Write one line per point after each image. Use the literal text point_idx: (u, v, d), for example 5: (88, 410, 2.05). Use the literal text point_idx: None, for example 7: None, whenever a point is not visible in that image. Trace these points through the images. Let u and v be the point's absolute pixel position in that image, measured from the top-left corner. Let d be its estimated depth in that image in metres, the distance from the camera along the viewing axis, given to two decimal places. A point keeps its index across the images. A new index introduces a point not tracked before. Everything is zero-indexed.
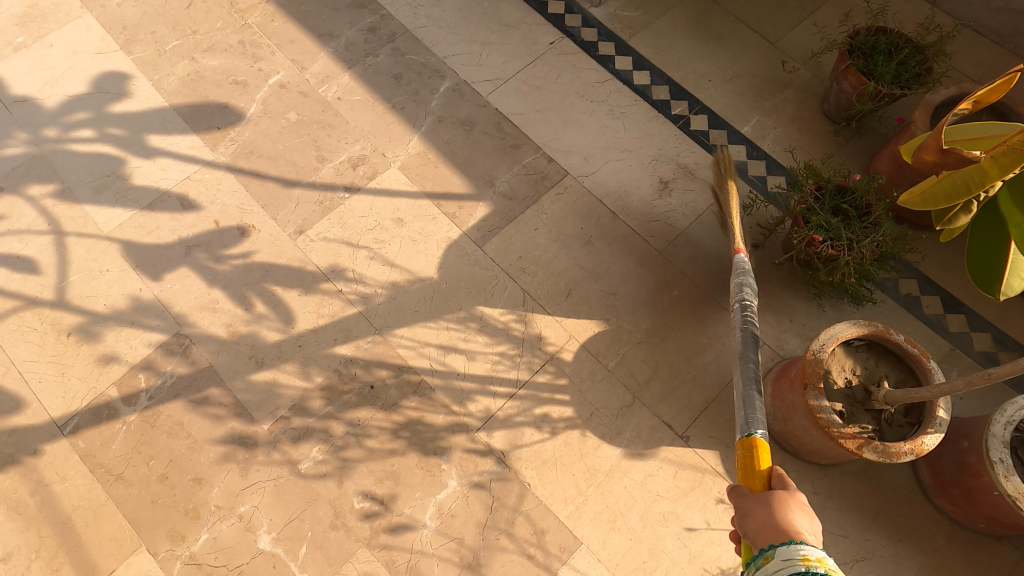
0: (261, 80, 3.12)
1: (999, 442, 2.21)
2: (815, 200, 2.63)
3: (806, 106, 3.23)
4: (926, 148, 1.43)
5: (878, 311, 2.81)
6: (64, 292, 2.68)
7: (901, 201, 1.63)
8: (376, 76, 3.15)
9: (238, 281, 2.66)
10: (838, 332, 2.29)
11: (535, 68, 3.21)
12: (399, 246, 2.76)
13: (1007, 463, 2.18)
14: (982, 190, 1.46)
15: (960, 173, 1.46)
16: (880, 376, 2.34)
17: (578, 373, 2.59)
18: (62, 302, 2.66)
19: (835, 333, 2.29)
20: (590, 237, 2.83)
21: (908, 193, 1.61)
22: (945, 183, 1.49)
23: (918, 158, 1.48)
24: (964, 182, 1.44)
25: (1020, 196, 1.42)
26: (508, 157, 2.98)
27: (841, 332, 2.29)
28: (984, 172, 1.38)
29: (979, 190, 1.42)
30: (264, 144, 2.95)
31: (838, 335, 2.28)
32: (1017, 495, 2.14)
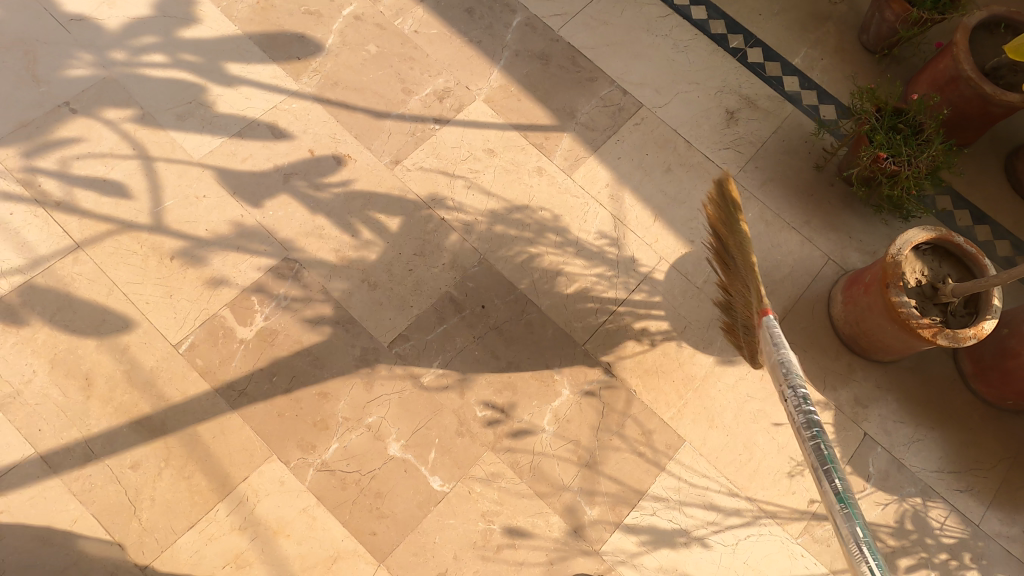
0: (335, 11, 3.05)
1: None
2: (876, 120, 2.81)
3: (845, 35, 3.38)
4: None
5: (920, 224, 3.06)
6: (161, 217, 2.62)
7: None
8: (448, 11, 3.16)
9: (341, 209, 2.73)
10: (914, 234, 2.50)
11: (600, 3, 3.27)
12: (493, 175, 2.89)
13: None
14: None
15: None
16: (947, 275, 2.58)
17: (670, 291, 2.80)
18: (160, 227, 2.61)
19: (911, 236, 2.50)
20: (670, 164, 3.02)
21: None
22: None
23: None
24: None
25: None
26: (586, 89, 3.11)
27: (915, 234, 2.50)
28: None
29: None
30: (348, 77, 2.95)
31: (914, 237, 2.50)
32: None
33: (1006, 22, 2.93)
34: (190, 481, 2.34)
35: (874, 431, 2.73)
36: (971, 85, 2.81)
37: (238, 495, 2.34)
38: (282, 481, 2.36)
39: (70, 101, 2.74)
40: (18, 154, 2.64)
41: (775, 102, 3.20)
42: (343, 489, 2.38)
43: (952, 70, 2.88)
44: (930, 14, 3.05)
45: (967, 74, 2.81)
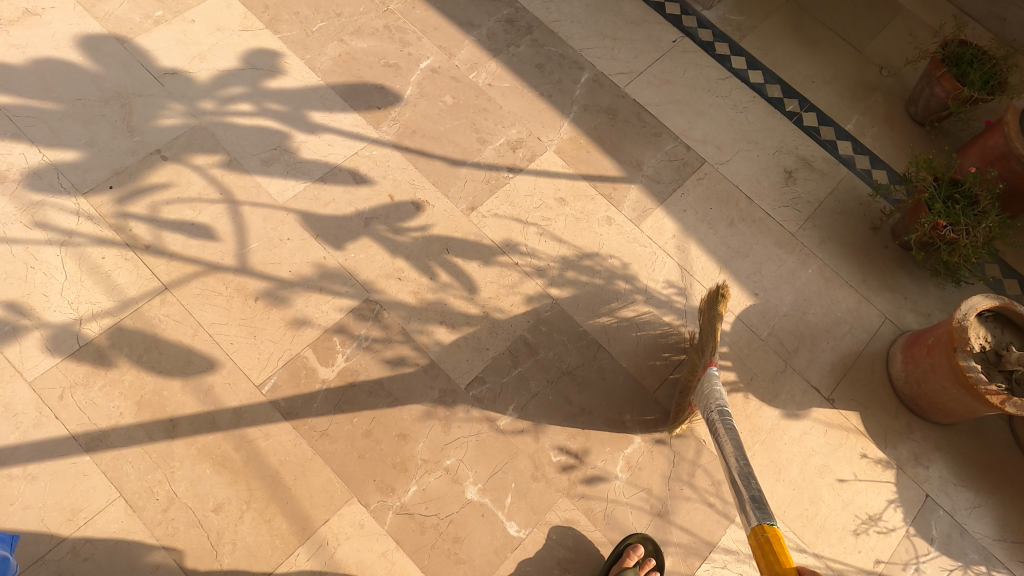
0: (413, 64, 3.23)
1: None
2: (935, 189, 2.95)
3: (892, 106, 3.59)
4: None
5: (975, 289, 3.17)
6: (246, 259, 2.70)
7: None
8: (520, 65, 3.32)
9: (421, 252, 2.81)
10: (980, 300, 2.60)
11: (663, 64, 3.44)
12: (564, 224, 2.98)
13: None
14: None
15: None
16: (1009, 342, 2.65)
17: (736, 342, 2.86)
18: (245, 269, 2.69)
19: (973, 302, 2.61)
20: (732, 219, 3.11)
21: None
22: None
23: None
24: None
25: None
26: (652, 145, 3.22)
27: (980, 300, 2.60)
28: None
29: None
30: (426, 125, 3.09)
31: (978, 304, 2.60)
32: None
33: None
34: (272, 524, 2.35)
35: (935, 492, 2.74)
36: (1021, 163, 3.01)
37: (318, 539, 2.35)
38: (362, 524, 2.38)
39: (161, 149, 2.86)
40: (109, 201, 2.74)
41: (830, 164, 3.34)
42: (422, 533, 2.39)
43: (1003, 147, 3.08)
44: (981, 94, 3.23)
45: (1017, 152, 3.01)
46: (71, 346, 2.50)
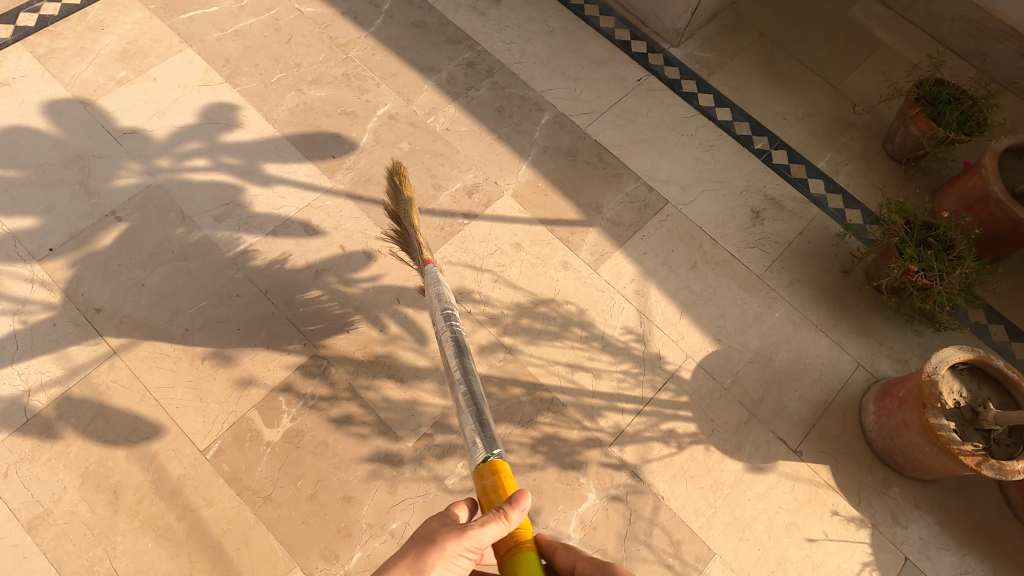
0: (370, 111, 3.23)
1: None
2: (906, 233, 2.87)
3: (869, 143, 3.49)
4: None
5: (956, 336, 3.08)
6: (195, 319, 2.71)
7: None
8: (479, 109, 3.30)
9: (370, 303, 2.80)
10: (951, 353, 2.52)
11: (627, 103, 3.39)
12: (519, 270, 2.93)
13: None
14: None
15: None
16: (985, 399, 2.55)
17: (697, 391, 2.77)
18: (194, 329, 2.69)
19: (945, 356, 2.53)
20: (695, 261, 3.04)
21: None
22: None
23: None
24: None
25: None
26: (613, 186, 3.18)
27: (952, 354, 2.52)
28: None
29: None
30: (381, 173, 3.08)
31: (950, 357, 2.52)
32: None
33: None
34: None
35: (916, 556, 2.60)
36: (1000, 207, 2.90)
37: None
38: None
39: (116, 211, 2.88)
40: (64, 265, 2.76)
41: (801, 204, 3.26)
42: None
43: (981, 189, 2.97)
44: (958, 134, 3.13)
45: (996, 196, 2.90)
46: (19, 419, 2.49)
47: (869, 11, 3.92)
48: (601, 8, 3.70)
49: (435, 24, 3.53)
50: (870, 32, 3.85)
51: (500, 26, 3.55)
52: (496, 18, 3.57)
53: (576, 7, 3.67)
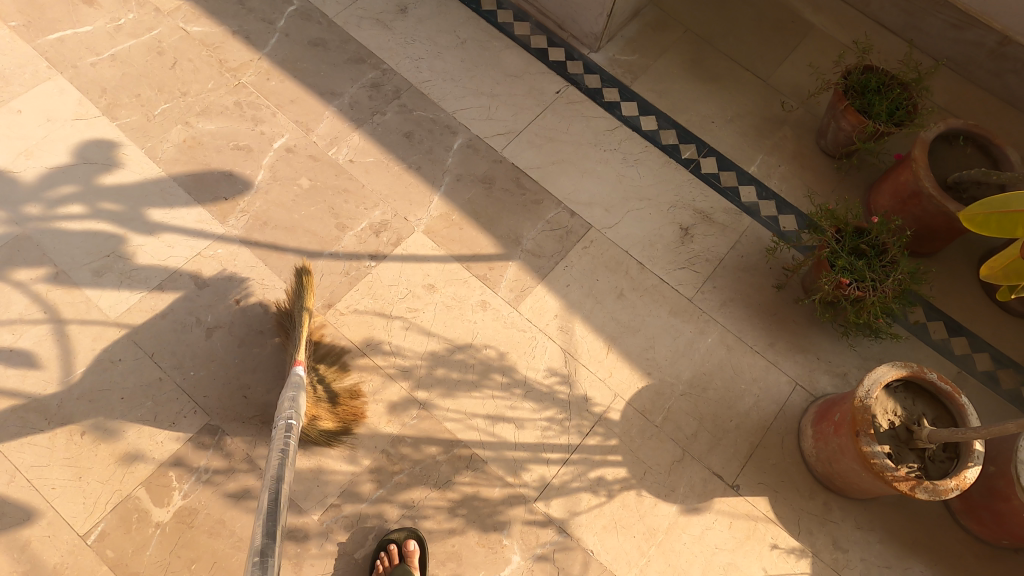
0: (265, 145, 2.97)
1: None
2: (836, 241, 2.67)
3: (803, 141, 3.29)
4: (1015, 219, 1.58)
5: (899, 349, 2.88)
6: (72, 387, 2.47)
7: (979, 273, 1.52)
8: (386, 135, 3.05)
9: (268, 362, 2.59)
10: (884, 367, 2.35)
11: (545, 119, 3.18)
12: (434, 313, 2.72)
13: None
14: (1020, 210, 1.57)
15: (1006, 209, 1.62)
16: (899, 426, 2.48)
17: (627, 432, 2.61)
18: (71, 399, 2.45)
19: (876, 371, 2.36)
20: (622, 289, 2.87)
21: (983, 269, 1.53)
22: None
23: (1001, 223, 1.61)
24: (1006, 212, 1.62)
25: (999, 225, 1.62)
26: (533, 214, 2.97)
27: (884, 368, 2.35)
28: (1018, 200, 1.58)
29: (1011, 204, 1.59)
30: (279, 215, 2.83)
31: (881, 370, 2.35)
32: None
33: (966, 135, 2.91)
34: None
35: None
36: (933, 202, 2.73)
37: None
38: None
39: None
40: None
41: (732, 215, 3.06)
42: None
43: (913, 185, 2.80)
44: (887, 126, 2.94)
45: (928, 191, 2.73)
46: None
47: None
48: (514, 13, 3.44)
49: (335, 41, 3.23)
50: (801, 16, 3.65)
51: (407, 40, 3.28)
52: (402, 32, 3.30)
53: (487, 14, 3.41)
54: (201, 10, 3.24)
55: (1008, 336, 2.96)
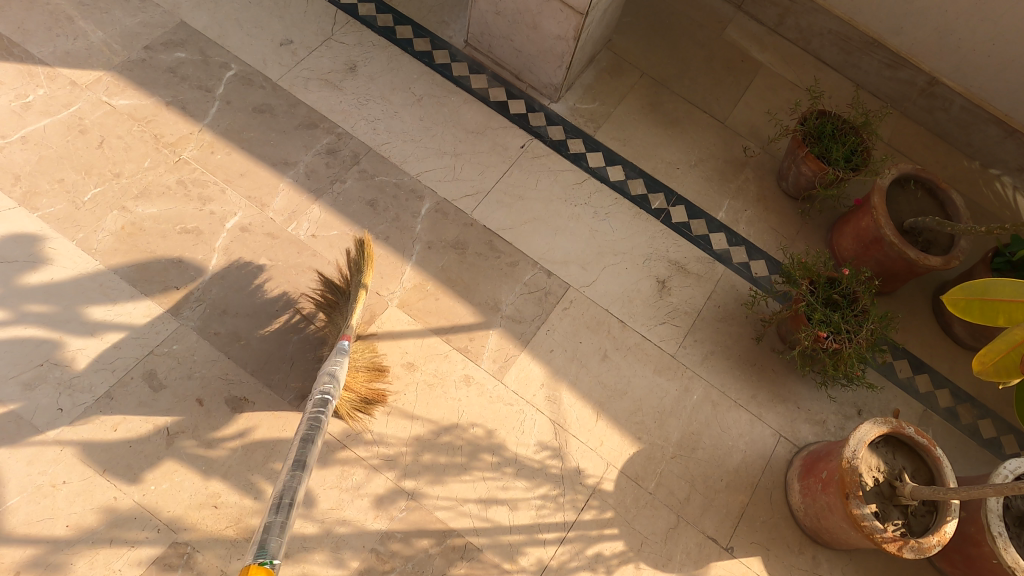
0: (217, 225, 2.77)
1: (996, 516, 2.40)
2: (811, 294, 2.74)
3: (764, 184, 3.34)
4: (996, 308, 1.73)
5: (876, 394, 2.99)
6: (2, 524, 2.25)
7: (977, 366, 1.68)
8: (348, 205, 2.90)
9: (239, 467, 2.42)
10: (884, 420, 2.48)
11: (513, 176, 3.10)
12: (416, 395, 2.59)
13: (1005, 535, 2.37)
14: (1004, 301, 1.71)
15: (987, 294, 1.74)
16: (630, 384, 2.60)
17: (622, 502, 2.58)
18: (2, 538, 2.23)
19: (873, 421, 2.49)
20: (606, 350, 2.81)
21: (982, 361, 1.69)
22: (1016, 356, 1.64)
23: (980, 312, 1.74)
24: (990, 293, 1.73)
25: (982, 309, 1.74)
26: (509, 277, 2.88)
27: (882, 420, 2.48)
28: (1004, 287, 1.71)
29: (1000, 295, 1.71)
30: (239, 300, 2.64)
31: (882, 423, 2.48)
32: (1016, 565, 2.34)
33: (915, 178, 3.04)
34: None
35: None
36: (894, 248, 2.84)
37: None
38: None
39: None
40: None
41: (705, 264, 3.07)
42: None
43: (874, 231, 2.90)
44: (846, 172, 3.02)
45: (889, 238, 2.83)
46: None
47: (743, 29, 3.80)
48: (470, 65, 3.37)
49: (283, 107, 3.10)
50: (749, 55, 3.72)
51: (359, 100, 3.17)
52: (354, 92, 3.19)
53: (441, 67, 3.34)
54: (125, 80, 3.09)
55: (965, 369, 3.10)
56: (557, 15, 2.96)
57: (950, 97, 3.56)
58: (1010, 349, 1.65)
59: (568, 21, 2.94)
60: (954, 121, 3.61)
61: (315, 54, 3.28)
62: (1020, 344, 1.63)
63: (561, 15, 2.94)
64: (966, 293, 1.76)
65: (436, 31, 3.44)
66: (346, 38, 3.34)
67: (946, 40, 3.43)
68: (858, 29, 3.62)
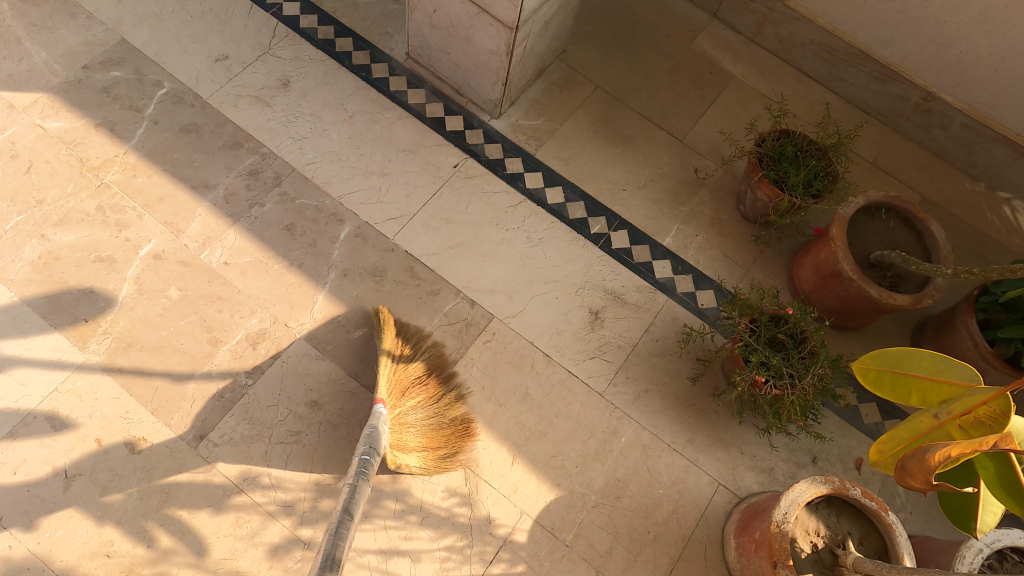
0: (131, 253, 2.69)
1: None
2: (753, 334, 2.50)
3: (722, 206, 3.09)
4: (907, 388, 1.44)
5: (837, 440, 2.70)
6: None
7: (871, 460, 1.40)
8: (265, 231, 2.77)
9: (134, 512, 2.33)
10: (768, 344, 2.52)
11: (442, 198, 2.92)
12: (318, 435, 2.47)
13: None
14: (920, 382, 1.42)
15: (898, 371, 1.46)
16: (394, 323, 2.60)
17: (535, 556, 2.40)
18: None
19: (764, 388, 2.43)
20: (527, 389, 2.63)
21: (879, 451, 1.40)
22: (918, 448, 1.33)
23: (891, 389, 1.46)
24: (902, 372, 1.45)
25: (892, 387, 1.46)
26: (427, 308, 2.71)
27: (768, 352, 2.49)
28: (922, 363, 1.42)
29: (914, 372, 1.43)
30: (145, 334, 2.57)
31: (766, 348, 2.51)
32: None
33: (887, 207, 2.74)
34: None
35: None
36: (853, 285, 2.57)
37: None
38: None
39: None
40: None
41: (645, 294, 2.86)
42: None
43: (833, 264, 2.63)
44: (805, 199, 2.76)
45: (848, 273, 2.56)
46: None
47: (716, 37, 3.52)
48: (408, 79, 3.15)
49: (209, 126, 2.94)
50: (718, 65, 3.45)
51: (289, 118, 2.99)
52: (284, 109, 3.01)
53: (379, 82, 3.12)
54: (63, 103, 2.94)
55: None
56: (488, 29, 2.70)
57: (948, 113, 3.24)
58: (913, 439, 1.34)
59: (498, 35, 2.68)
60: (953, 139, 3.29)
61: (249, 70, 3.08)
62: (924, 434, 1.33)
63: (491, 29, 2.68)
64: (874, 365, 1.49)
65: (377, 43, 3.21)
66: (282, 52, 3.13)
67: (945, 53, 3.09)
68: (842, 39, 3.31)
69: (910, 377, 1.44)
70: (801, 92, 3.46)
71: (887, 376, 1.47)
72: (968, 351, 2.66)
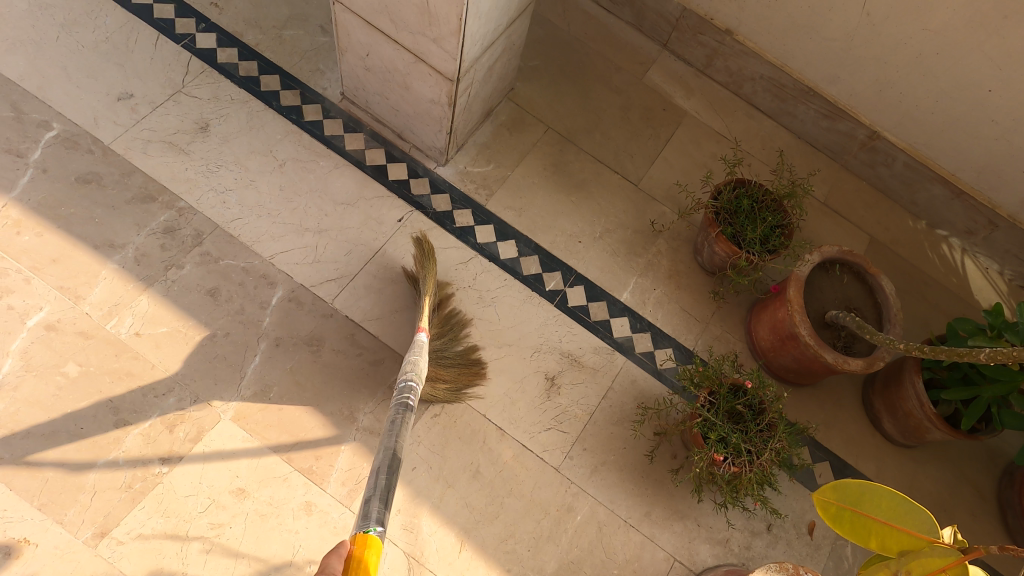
0: (17, 323, 2.39)
1: None
2: (711, 408, 2.40)
3: (679, 256, 2.95)
4: (867, 528, 1.24)
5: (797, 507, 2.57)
6: None
7: None
8: (183, 296, 2.51)
9: None
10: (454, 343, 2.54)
11: (386, 256, 2.73)
12: (243, 528, 2.25)
13: None
14: (880, 524, 1.23)
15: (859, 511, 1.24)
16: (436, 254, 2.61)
17: None
18: None
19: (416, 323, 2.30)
20: (478, 466, 2.47)
21: None
22: None
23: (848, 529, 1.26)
24: (862, 513, 1.24)
25: (851, 527, 1.26)
26: (369, 381, 2.52)
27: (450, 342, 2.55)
28: (883, 504, 1.22)
29: (877, 515, 1.22)
30: (36, 419, 2.28)
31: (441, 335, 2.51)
32: None
33: (841, 262, 2.58)
34: None
35: None
36: (809, 349, 2.44)
37: None
38: None
39: None
40: None
41: (603, 356, 2.72)
42: None
43: (790, 326, 2.51)
44: (762, 255, 2.61)
45: (804, 337, 2.44)
46: None
47: (667, 72, 3.29)
48: (345, 121, 2.94)
49: (113, 175, 2.64)
50: (671, 101, 3.23)
51: (210, 167, 2.73)
52: (203, 156, 2.74)
53: (312, 126, 2.89)
54: None
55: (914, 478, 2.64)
56: (426, 78, 2.51)
57: (892, 152, 3.02)
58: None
59: (439, 86, 2.50)
60: (898, 177, 3.07)
61: (159, 111, 2.78)
62: None
63: (431, 80, 2.50)
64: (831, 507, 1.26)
65: (307, 81, 2.97)
66: (199, 91, 2.85)
67: (886, 93, 2.87)
68: (792, 75, 3.06)
69: (870, 516, 1.23)
70: (751, 128, 3.22)
71: (845, 512, 1.26)
72: (913, 410, 2.51)
